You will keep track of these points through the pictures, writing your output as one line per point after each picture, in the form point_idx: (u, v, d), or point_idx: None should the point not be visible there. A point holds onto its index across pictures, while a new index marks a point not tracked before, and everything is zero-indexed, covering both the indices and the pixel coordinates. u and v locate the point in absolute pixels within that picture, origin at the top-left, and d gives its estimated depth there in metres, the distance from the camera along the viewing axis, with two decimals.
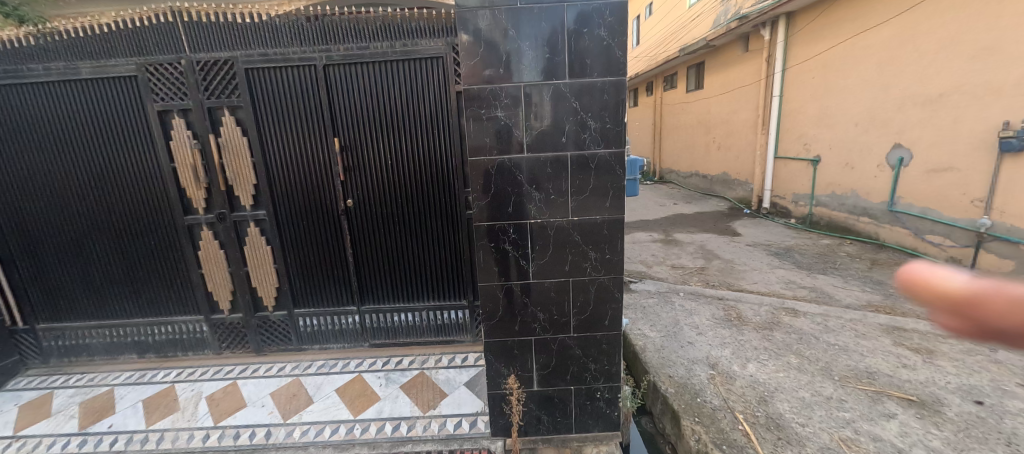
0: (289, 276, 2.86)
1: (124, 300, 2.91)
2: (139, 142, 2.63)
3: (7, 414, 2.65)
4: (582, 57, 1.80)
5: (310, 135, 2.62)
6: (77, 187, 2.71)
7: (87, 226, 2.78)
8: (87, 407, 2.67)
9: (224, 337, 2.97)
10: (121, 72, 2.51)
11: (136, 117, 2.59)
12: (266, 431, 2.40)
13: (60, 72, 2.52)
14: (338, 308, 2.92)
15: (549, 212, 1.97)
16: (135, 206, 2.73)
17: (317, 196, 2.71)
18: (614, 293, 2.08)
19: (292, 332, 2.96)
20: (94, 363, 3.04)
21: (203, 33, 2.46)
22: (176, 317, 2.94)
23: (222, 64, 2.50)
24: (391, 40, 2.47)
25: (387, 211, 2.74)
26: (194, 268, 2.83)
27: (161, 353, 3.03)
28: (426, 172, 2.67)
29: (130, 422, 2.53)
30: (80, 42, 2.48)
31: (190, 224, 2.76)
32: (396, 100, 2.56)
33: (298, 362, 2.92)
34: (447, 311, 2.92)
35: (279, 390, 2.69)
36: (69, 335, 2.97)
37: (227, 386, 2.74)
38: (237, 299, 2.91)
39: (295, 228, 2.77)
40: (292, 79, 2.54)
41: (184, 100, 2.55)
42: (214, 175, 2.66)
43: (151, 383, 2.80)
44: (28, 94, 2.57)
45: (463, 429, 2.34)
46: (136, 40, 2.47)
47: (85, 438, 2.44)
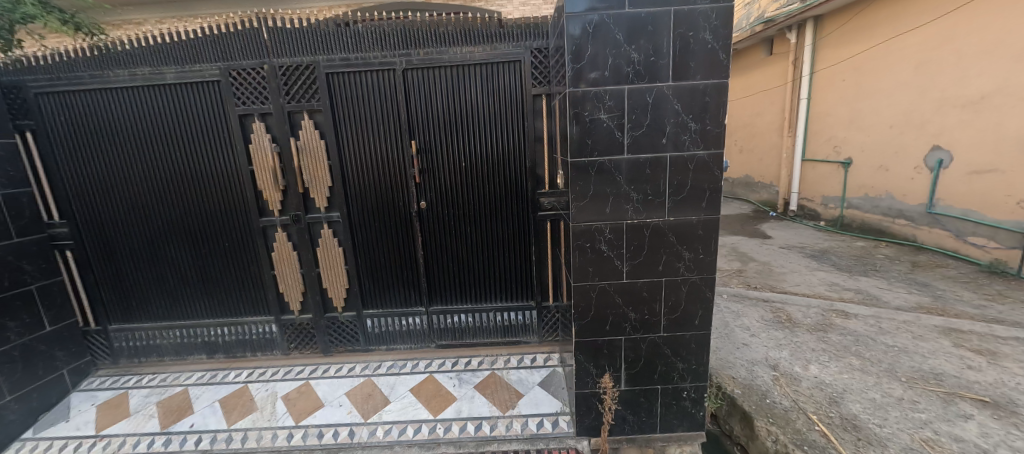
0: (358, 278, 2.89)
1: (196, 301, 2.95)
2: (220, 145, 2.68)
3: (86, 413, 2.69)
4: (686, 59, 1.82)
5: (386, 139, 2.66)
6: (156, 190, 2.76)
7: (164, 229, 2.83)
8: (165, 407, 2.70)
9: (293, 338, 3.00)
10: (205, 77, 2.56)
11: (217, 121, 2.64)
12: (349, 431, 2.43)
13: (145, 77, 2.57)
14: (407, 309, 2.94)
15: (645, 213, 1.99)
16: (213, 208, 2.79)
17: (391, 198, 2.75)
18: (705, 292, 2.10)
19: (359, 333, 2.98)
20: (163, 363, 3.07)
21: (286, 38, 2.51)
22: (247, 318, 2.97)
23: (304, 68, 2.55)
24: (470, 44, 2.52)
25: (459, 213, 2.77)
26: (267, 269, 2.87)
27: (229, 354, 3.06)
28: (499, 174, 2.71)
29: (212, 421, 2.56)
30: (167, 48, 2.53)
31: (265, 226, 2.80)
32: (473, 103, 2.61)
33: (366, 363, 2.94)
34: (514, 312, 2.94)
35: (353, 390, 2.71)
36: (141, 335, 3.01)
37: (301, 386, 2.77)
38: (307, 300, 2.94)
39: (368, 230, 2.81)
40: (371, 83, 2.58)
41: (265, 104, 2.60)
42: (291, 177, 2.71)
43: (224, 384, 2.84)
44: (111, 98, 2.62)
45: (547, 429, 2.35)
46: (221, 45, 2.53)
47: (169, 437, 2.47)
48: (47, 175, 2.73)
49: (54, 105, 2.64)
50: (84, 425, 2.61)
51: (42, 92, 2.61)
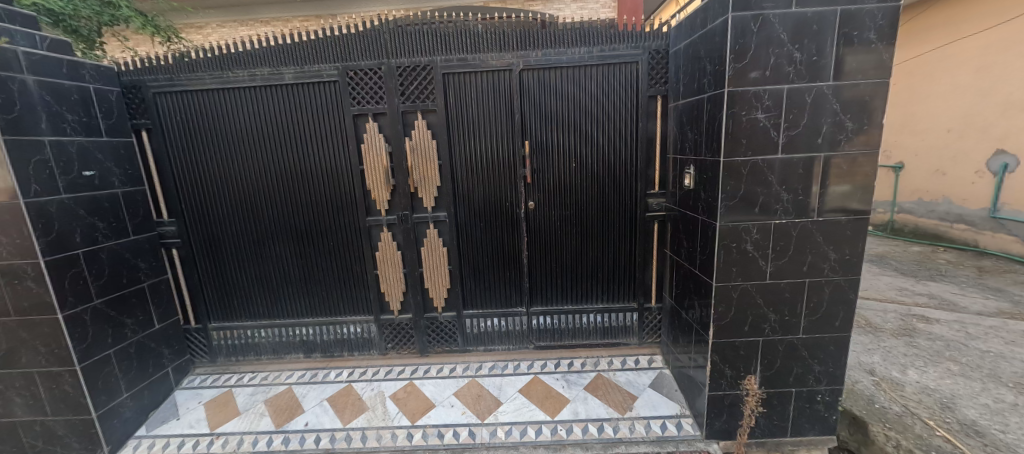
0: (461, 278, 2.89)
1: (298, 300, 2.96)
2: (333, 145, 2.71)
3: (195, 411, 2.69)
4: (848, 58, 1.83)
5: (499, 139, 2.68)
6: (267, 189, 2.79)
7: (271, 227, 2.85)
8: (274, 405, 2.70)
9: (392, 337, 3.00)
10: (323, 78, 2.60)
11: (332, 121, 2.67)
12: (469, 431, 2.42)
13: (265, 77, 2.60)
14: (507, 309, 2.94)
15: (794, 213, 1.98)
16: (322, 207, 2.82)
17: (499, 199, 2.76)
18: (848, 294, 2.08)
19: (458, 333, 2.97)
20: (260, 362, 3.08)
21: (406, 40, 2.54)
22: (347, 317, 2.98)
23: (421, 69, 2.58)
24: (588, 45, 2.53)
25: (566, 213, 2.78)
26: (370, 268, 2.88)
27: (326, 353, 3.06)
28: (609, 175, 2.71)
29: (326, 420, 2.56)
30: (289, 49, 2.57)
31: (371, 225, 2.82)
32: (587, 104, 2.61)
33: (467, 364, 2.93)
34: (616, 313, 2.92)
35: (462, 391, 2.70)
36: (241, 334, 3.02)
37: (407, 387, 2.76)
38: (408, 300, 2.94)
39: (473, 229, 2.81)
40: (487, 84, 2.60)
41: (380, 104, 2.62)
42: (401, 177, 2.72)
43: (327, 383, 2.84)
44: (229, 98, 2.65)
45: (672, 432, 2.33)
46: (341, 46, 2.56)
47: (287, 436, 2.47)
48: (159, 173, 2.76)
49: (171, 105, 2.67)
50: (197, 423, 2.60)
51: (160, 92, 2.64)
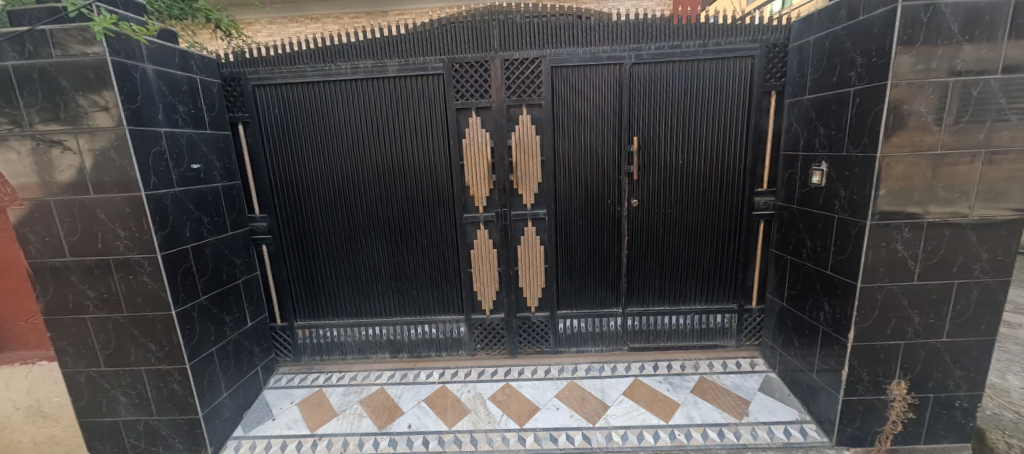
0: (557, 277, 2.81)
1: (387, 298, 2.89)
2: (433, 140, 2.64)
3: (290, 411, 2.63)
4: (1018, 50, 1.76)
5: (604, 135, 2.60)
6: (362, 184, 2.73)
7: (364, 224, 2.78)
8: (370, 406, 2.63)
9: (482, 338, 2.92)
10: (428, 71, 2.54)
11: (434, 116, 2.61)
12: (583, 435, 2.34)
13: (368, 70, 2.54)
14: (602, 310, 2.86)
15: (949, 211, 1.90)
16: (418, 204, 2.74)
17: (600, 197, 2.68)
18: (998, 296, 1.99)
19: (551, 334, 2.90)
20: (346, 361, 3.01)
21: (515, 32, 2.48)
22: (437, 316, 2.91)
23: (529, 62, 2.51)
24: (703, 39, 2.46)
25: (670, 212, 2.69)
26: (464, 266, 2.81)
27: (413, 353, 2.99)
28: (717, 172, 2.63)
29: (429, 422, 2.48)
30: (394, 41, 2.51)
31: (467, 223, 2.75)
32: (698, 100, 2.54)
33: (561, 365, 2.85)
34: (715, 314, 2.84)
35: (563, 393, 2.62)
36: (327, 333, 2.96)
37: (505, 389, 2.69)
38: (500, 299, 2.87)
39: (572, 228, 2.74)
40: (595, 78, 2.52)
41: (485, 99, 2.56)
42: (502, 173, 2.65)
43: (420, 384, 2.77)
44: (329, 91, 2.59)
45: (797, 438, 2.25)
46: (447, 39, 2.50)
47: (393, 438, 2.39)
48: (254, 168, 2.70)
49: (270, 98, 2.61)
50: (295, 424, 2.53)
51: (259, 85, 2.58)
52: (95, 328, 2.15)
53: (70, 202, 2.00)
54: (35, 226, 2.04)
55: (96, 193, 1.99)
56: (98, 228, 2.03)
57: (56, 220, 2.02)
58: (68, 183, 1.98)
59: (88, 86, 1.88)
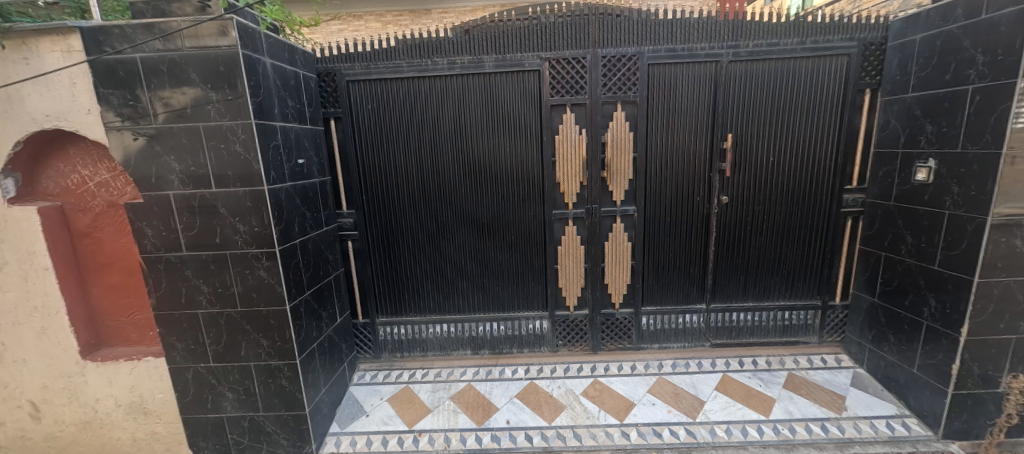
0: (642, 274, 2.82)
1: (471, 295, 2.89)
2: (526, 136, 2.64)
3: (382, 408, 2.62)
4: None
5: (697, 131, 2.61)
6: (452, 180, 2.72)
7: (452, 220, 2.78)
8: (463, 402, 2.62)
9: (565, 334, 2.93)
10: (525, 67, 2.54)
11: (528, 111, 2.61)
12: (686, 430, 2.35)
13: (464, 65, 2.54)
14: (686, 306, 2.88)
15: None
16: (507, 199, 2.74)
17: (691, 194, 2.69)
18: None
19: (634, 330, 2.91)
20: (426, 358, 3.01)
21: (614, 28, 2.49)
22: (521, 313, 2.91)
23: (627, 59, 2.52)
24: (801, 36, 2.48)
25: (760, 209, 2.71)
26: (550, 263, 2.81)
27: (495, 350, 2.99)
28: (808, 169, 2.65)
29: (527, 418, 2.48)
30: (492, 36, 2.52)
31: (556, 219, 2.75)
32: (794, 97, 2.55)
33: (646, 362, 2.86)
34: (798, 311, 2.87)
35: (656, 389, 2.63)
36: (409, 329, 2.95)
37: (595, 385, 2.69)
38: (585, 296, 2.88)
39: (660, 225, 2.75)
40: (691, 75, 2.53)
41: (581, 95, 2.57)
42: (595, 169, 2.65)
43: (508, 380, 2.77)
44: (424, 87, 2.59)
45: (902, 432, 2.27)
46: (546, 36, 2.51)
47: (495, 433, 2.40)
48: (343, 164, 2.69)
49: (363, 94, 2.60)
50: (390, 420, 2.52)
51: (354, 80, 2.57)
52: (206, 323, 2.14)
53: (190, 196, 1.99)
54: (151, 220, 2.02)
55: (218, 187, 1.98)
56: (217, 222, 2.02)
57: (174, 214, 2.01)
58: (190, 176, 1.97)
59: (218, 79, 1.87)
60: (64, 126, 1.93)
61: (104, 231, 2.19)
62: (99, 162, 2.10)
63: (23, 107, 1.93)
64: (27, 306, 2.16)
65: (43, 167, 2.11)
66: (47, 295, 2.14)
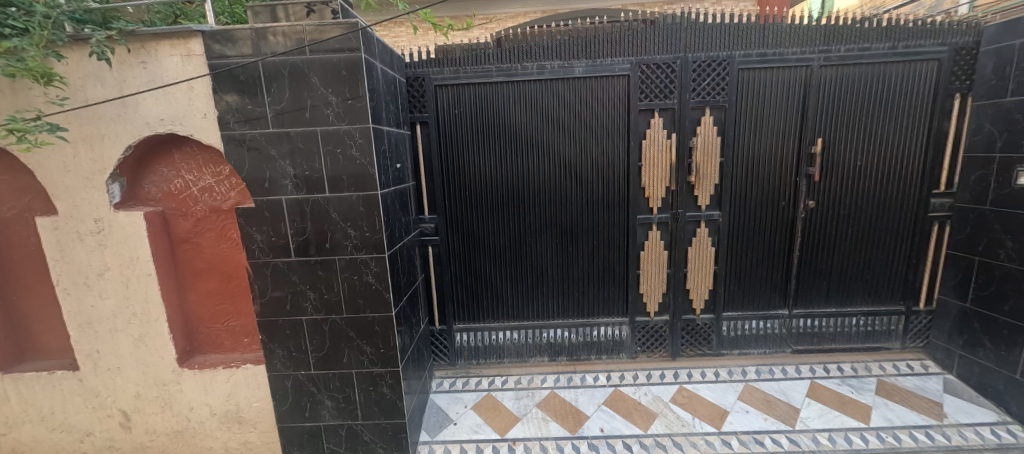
0: (725, 279, 2.79)
1: (551, 301, 2.87)
2: (613, 141, 2.63)
3: (469, 416, 2.58)
4: None
5: (785, 136, 2.60)
6: (537, 184, 2.70)
7: (533, 225, 2.76)
8: (551, 410, 2.58)
9: (645, 340, 2.89)
10: (615, 72, 2.53)
11: (615, 116, 2.60)
12: (788, 438, 2.31)
13: (554, 70, 2.53)
14: (768, 312, 2.84)
15: None
16: (591, 205, 2.72)
17: (777, 199, 2.68)
18: None
19: (715, 336, 2.87)
20: (502, 365, 2.97)
21: (706, 33, 2.49)
22: (600, 319, 2.88)
23: (717, 64, 2.51)
24: (892, 41, 2.49)
25: (845, 214, 2.69)
26: (632, 268, 2.79)
27: (572, 357, 2.95)
28: (895, 174, 2.64)
29: (621, 425, 2.44)
30: (583, 41, 2.51)
31: (639, 224, 2.74)
32: (883, 101, 2.55)
33: (729, 368, 2.82)
34: (881, 317, 2.84)
35: (746, 396, 2.59)
36: (486, 336, 2.92)
37: (682, 391, 2.66)
38: (665, 301, 2.85)
39: (745, 230, 2.72)
40: (782, 80, 2.52)
41: (669, 100, 2.56)
42: (681, 174, 2.64)
43: (591, 387, 2.73)
44: (512, 92, 2.58)
45: (1010, 439, 2.22)
46: (637, 41, 2.51)
47: (592, 442, 2.35)
48: (427, 169, 2.68)
49: (451, 98, 2.59)
50: (480, 428, 2.48)
51: (442, 84, 2.56)
52: (310, 330, 2.11)
53: (302, 201, 1.97)
54: (261, 226, 2.00)
55: (331, 191, 1.96)
56: (328, 227, 1.99)
57: (285, 219, 1.99)
58: (303, 181, 1.95)
59: (339, 83, 1.86)
60: (178, 130, 1.91)
61: (204, 236, 2.17)
62: (204, 167, 2.09)
63: (137, 111, 1.91)
64: (125, 313, 2.12)
65: (146, 172, 2.09)
66: (148, 302, 2.11)
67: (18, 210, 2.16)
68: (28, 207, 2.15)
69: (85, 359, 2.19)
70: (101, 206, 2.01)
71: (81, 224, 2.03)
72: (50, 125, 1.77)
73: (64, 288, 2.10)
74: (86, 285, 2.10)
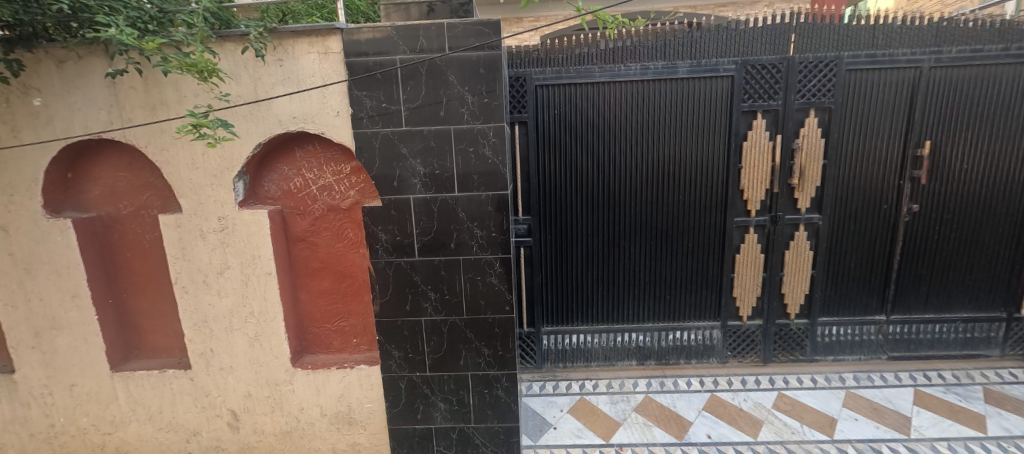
0: (821, 284, 2.75)
1: (642, 304, 2.83)
2: (713, 142, 2.59)
3: (567, 420, 2.54)
4: None
5: (890, 138, 2.56)
6: (633, 186, 2.67)
7: (628, 227, 2.73)
8: (651, 415, 2.54)
9: (737, 344, 2.85)
10: (720, 72, 2.49)
11: (718, 117, 2.56)
12: (906, 447, 2.25)
13: (658, 70, 2.50)
14: (865, 317, 2.80)
15: None
16: (688, 207, 2.68)
17: (879, 202, 2.64)
18: None
19: (809, 341, 2.82)
20: (590, 368, 2.93)
21: (813, 34, 2.47)
22: (692, 323, 2.84)
23: (825, 65, 2.47)
24: (1005, 42, 2.43)
25: (948, 217, 2.64)
26: (727, 271, 2.75)
27: (661, 361, 2.91)
28: (1003, 177, 2.58)
29: (728, 432, 2.39)
30: (688, 42, 2.50)
31: (736, 227, 2.69)
32: (993, 103, 2.50)
33: (825, 374, 2.77)
34: (981, 323, 2.79)
35: (851, 404, 2.54)
36: (574, 339, 2.89)
37: (783, 398, 2.61)
38: (759, 306, 2.80)
39: (844, 233, 2.68)
40: (891, 81, 2.49)
41: (774, 101, 2.52)
42: (782, 176, 2.60)
43: (687, 392, 2.69)
44: (613, 93, 2.55)
45: None
46: (742, 42, 2.49)
47: (702, 449, 2.31)
48: (524, 170, 2.65)
49: (553, 99, 2.56)
50: (582, 433, 2.44)
51: (545, 84, 2.54)
52: (428, 331, 2.09)
53: (430, 200, 1.95)
54: (386, 225, 1.98)
55: (461, 191, 1.94)
56: (455, 226, 1.97)
57: (411, 219, 1.97)
58: (432, 180, 1.93)
59: (476, 81, 1.84)
60: (310, 128, 1.91)
61: (320, 235, 2.15)
62: (325, 165, 2.07)
63: (269, 108, 1.89)
64: (243, 312, 2.11)
65: (267, 170, 2.08)
66: (266, 301, 2.09)
67: (135, 208, 2.15)
68: (145, 204, 2.14)
69: (197, 358, 2.17)
70: (226, 204, 2.00)
71: (204, 222, 2.02)
72: (221, 120, 1.71)
73: (182, 286, 2.09)
74: (205, 283, 2.08)
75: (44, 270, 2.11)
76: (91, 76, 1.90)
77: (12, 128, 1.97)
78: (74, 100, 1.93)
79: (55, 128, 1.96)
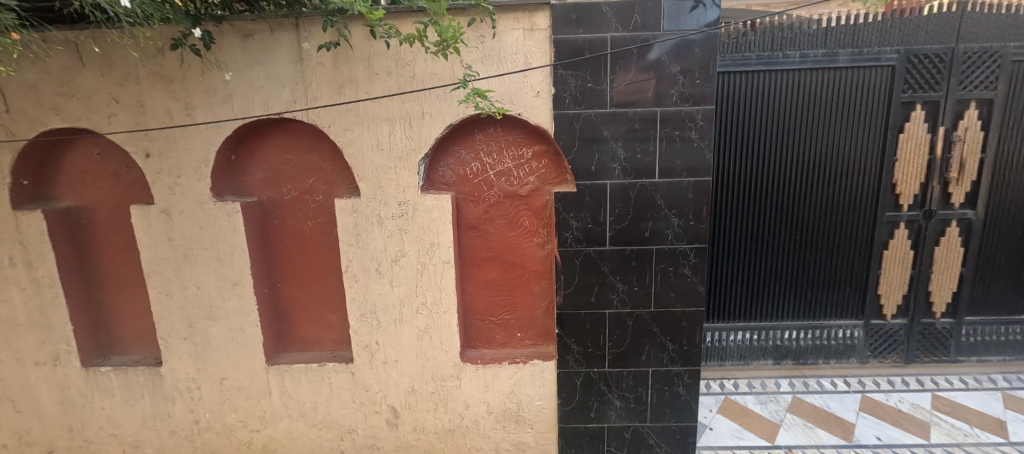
0: (970, 282, 2.68)
1: (782, 301, 2.75)
2: (870, 134, 2.51)
3: (721, 421, 2.43)
4: None
5: None
6: (784, 178, 2.58)
7: (775, 221, 2.65)
8: (808, 416, 2.42)
9: (878, 344, 2.78)
10: (882, 61, 2.42)
11: (876, 107, 2.48)
12: None
13: (817, 59, 2.43)
14: (1011, 317, 2.74)
15: None
16: (838, 201, 2.60)
17: None
18: None
19: (953, 342, 2.77)
20: (723, 368, 2.85)
21: (981, 24, 2.39)
22: (833, 321, 2.77)
23: (991, 56, 2.40)
24: None
25: None
26: (874, 268, 2.67)
27: (798, 360, 2.83)
28: None
29: (897, 434, 2.26)
30: (852, 29, 2.41)
31: (887, 221, 2.61)
32: None
33: (974, 375, 2.67)
34: None
35: (1014, 405, 2.42)
36: (709, 336, 2.82)
37: (939, 399, 2.50)
38: (903, 304, 2.73)
39: (998, 229, 2.61)
40: None
41: (936, 91, 2.45)
42: (938, 170, 2.53)
43: (836, 393, 2.58)
44: (770, 81, 2.47)
45: None
46: (908, 30, 2.41)
47: (877, 451, 2.17)
48: None
49: None
50: (743, 434, 2.31)
51: None
52: (612, 324, 1.99)
53: (628, 186, 1.86)
54: (579, 212, 1.89)
55: (662, 177, 1.85)
56: (652, 214, 1.88)
57: (606, 205, 1.88)
58: (633, 166, 1.84)
59: (690, 62, 1.75)
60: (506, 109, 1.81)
61: (493, 222, 2.05)
62: (505, 149, 1.97)
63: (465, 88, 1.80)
64: (414, 303, 2.01)
65: (443, 154, 1.99)
66: (440, 291, 1.99)
67: (298, 192, 2.05)
68: (310, 189, 2.04)
69: (361, 351, 2.06)
70: (408, 188, 1.90)
71: (383, 208, 1.92)
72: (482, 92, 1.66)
73: (353, 275, 1.99)
74: (377, 272, 1.98)
75: (204, 256, 2.00)
76: (277, 52, 1.79)
77: (186, 105, 1.86)
78: (256, 77, 1.83)
79: (232, 106, 1.86)
